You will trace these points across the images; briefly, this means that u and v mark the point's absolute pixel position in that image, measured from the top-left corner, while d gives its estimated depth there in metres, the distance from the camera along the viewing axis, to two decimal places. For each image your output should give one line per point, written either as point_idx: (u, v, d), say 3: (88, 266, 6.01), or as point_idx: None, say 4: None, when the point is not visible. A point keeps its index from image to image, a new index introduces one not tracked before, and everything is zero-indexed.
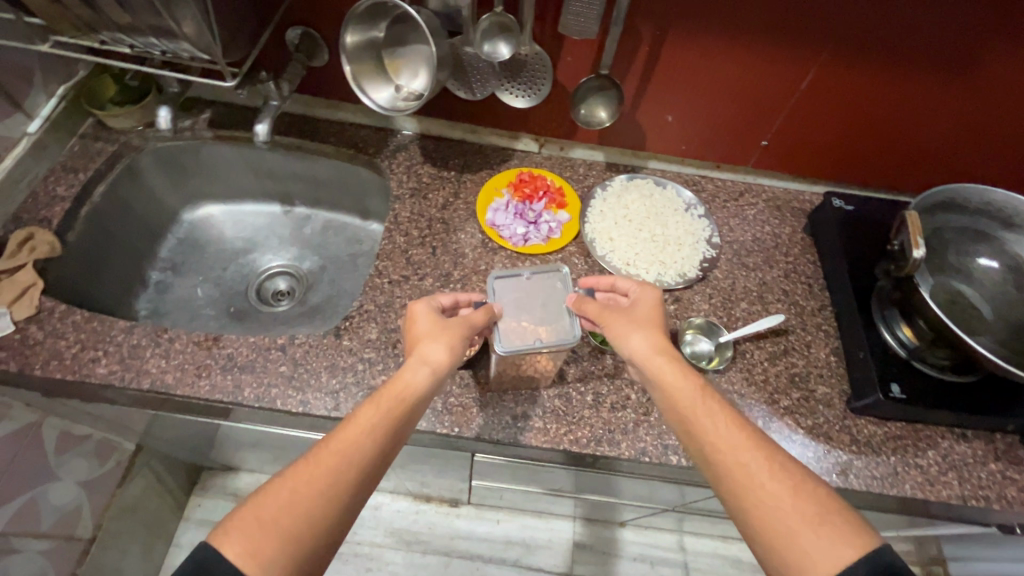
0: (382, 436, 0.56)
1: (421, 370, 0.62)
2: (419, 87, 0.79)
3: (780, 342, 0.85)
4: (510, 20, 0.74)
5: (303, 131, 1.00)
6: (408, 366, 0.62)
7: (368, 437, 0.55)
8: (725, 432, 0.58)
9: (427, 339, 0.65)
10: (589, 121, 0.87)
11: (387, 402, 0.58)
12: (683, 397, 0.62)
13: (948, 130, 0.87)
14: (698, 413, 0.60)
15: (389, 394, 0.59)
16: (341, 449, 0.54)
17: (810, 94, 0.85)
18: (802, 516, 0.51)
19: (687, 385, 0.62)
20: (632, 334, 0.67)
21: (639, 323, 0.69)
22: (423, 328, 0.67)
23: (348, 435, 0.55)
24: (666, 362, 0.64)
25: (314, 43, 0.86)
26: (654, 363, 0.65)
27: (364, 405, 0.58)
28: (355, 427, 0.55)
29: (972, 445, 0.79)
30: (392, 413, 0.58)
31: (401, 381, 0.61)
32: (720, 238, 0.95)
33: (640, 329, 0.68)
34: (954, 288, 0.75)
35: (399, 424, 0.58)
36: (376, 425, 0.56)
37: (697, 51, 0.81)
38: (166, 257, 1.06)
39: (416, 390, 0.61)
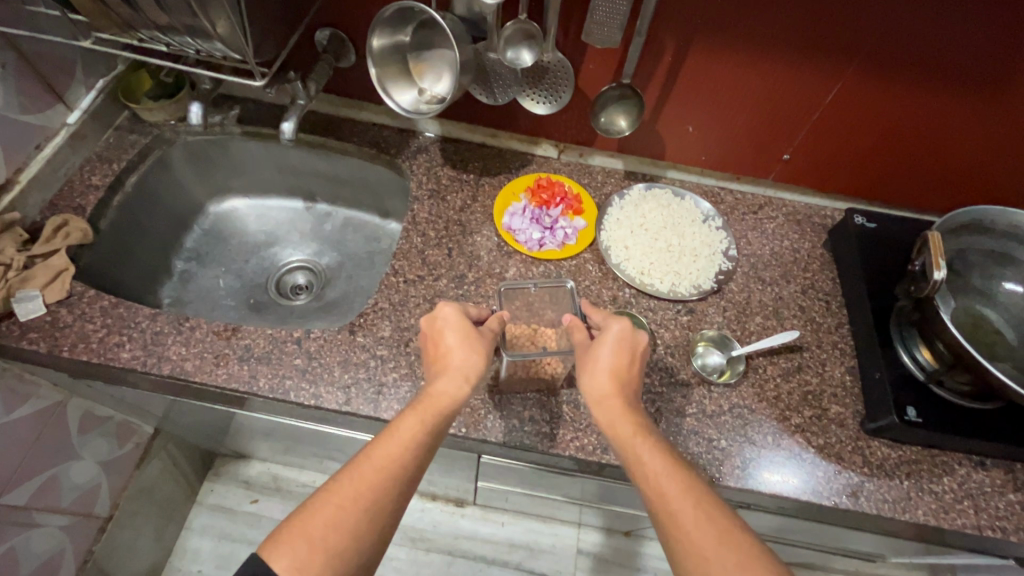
0: (422, 446, 0.57)
1: (456, 380, 0.63)
2: (442, 91, 0.80)
3: (794, 359, 0.84)
4: (534, 28, 0.75)
5: (327, 130, 1.02)
6: (445, 377, 0.63)
7: (411, 451, 0.56)
8: (657, 477, 0.57)
9: (456, 347, 0.66)
10: (608, 129, 0.87)
11: (428, 416, 0.59)
12: (626, 442, 0.61)
13: (975, 150, 0.85)
14: (637, 456, 0.59)
15: (428, 405, 0.60)
16: (383, 463, 0.54)
17: (835, 109, 0.84)
18: (725, 567, 0.50)
19: (626, 427, 0.62)
20: (586, 375, 0.66)
21: (592, 361, 0.67)
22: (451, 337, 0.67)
23: (390, 450, 0.55)
24: (610, 404, 0.64)
25: (341, 44, 0.88)
26: (600, 406, 0.64)
27: (404, 416, 0.58)
28: (397, 441, 0.56)
29: (990, 474, 0.77)
30: (431, 424, 0.58)
31: (437, 392, 0.61)
32: (737, 251, 0.94)
33: (589, 371, 0.66)
34: (977, 311, 0.73)
35: (437, 437, 0.59)
36: (419, 439, 0.57)
37: (718, 63, 0.81)
38: (191, 247, 1.09)
39: (454, 403, 0.61)
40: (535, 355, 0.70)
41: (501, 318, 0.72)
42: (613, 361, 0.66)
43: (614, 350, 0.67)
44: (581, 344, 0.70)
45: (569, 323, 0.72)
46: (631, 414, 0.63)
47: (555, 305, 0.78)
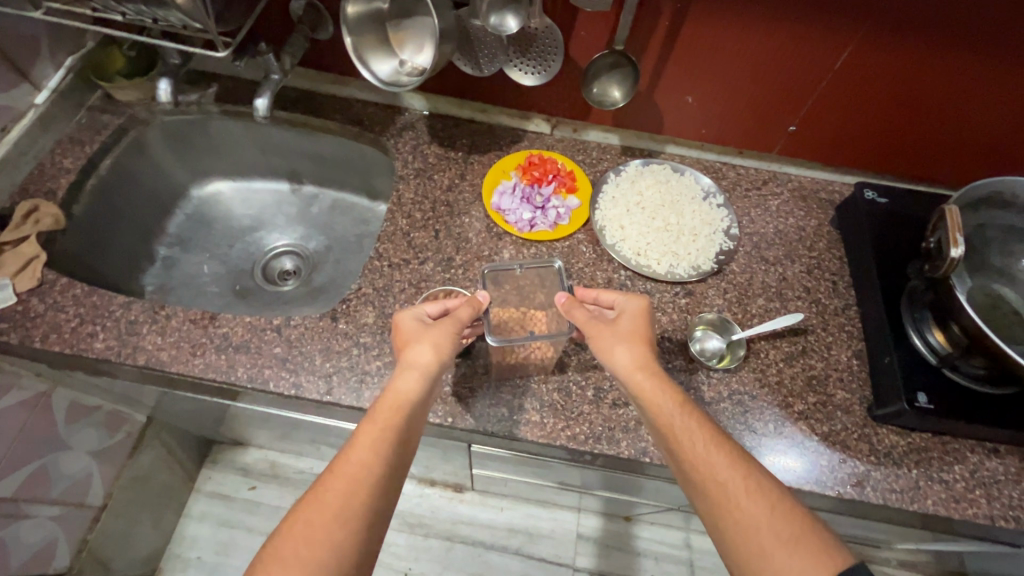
0: (385, 444, 0.54)
1: (411, 377, 0.60)
2: (424, 62, 0.75)
3: (798, 342, 0.80)
4: None
5: (308, 107, 0.97)
6: (399, 374, 0.60)
7: (372, 452, 0.53)
8: (705, 450, 0.55)
9: (411, 344, 0.63)
10: (601, 101, 0.80)
11: (383, 414, 0.57)
12: (670, 420, 0.58)
13: (995, 118, 0.79)
14: (680, 431, 0.57)
15: (384, 405, 0.57)
16: (343, 468, 0.52)
17: (844, 76, 0.78)
18: (779, 539, 0.49)
19: (668, 402, 0.59)
20: (619, 348, 0.63)
21: (621, 336, 0.65)
22: (406, 335, 0.64)
23: (351, 454, 0.53)
24: (649, 377, 0.61)
25: (318, 15, 0.82)
26: (637, 379, 0.61)
27: (361, 424, 0.56)
28: (356, 444, 0.54)
29: (1004, 462, 0.73)
30: (389, 422, 0.56)
31: (393, 391, 0.59)
32: (739, 229, 0.89)
33: (619, 346, 0.64)
34: (995, 291, 0.69)
35: (401, 431, 0.56)
36: (379, 438, 0.54)
37: (719, 28, 0.75)
38: (174, 232, 1.06)
39: (410, 396, 0.59)
40: (523, 339, 0.66)
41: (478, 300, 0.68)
42: (636, 333, 0.65)
43: (641, 322, 0.66)
44: (584, 322, 0.66)
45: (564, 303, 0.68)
46: (667, 383, 0.61)
47: (546, 286, 0.74)
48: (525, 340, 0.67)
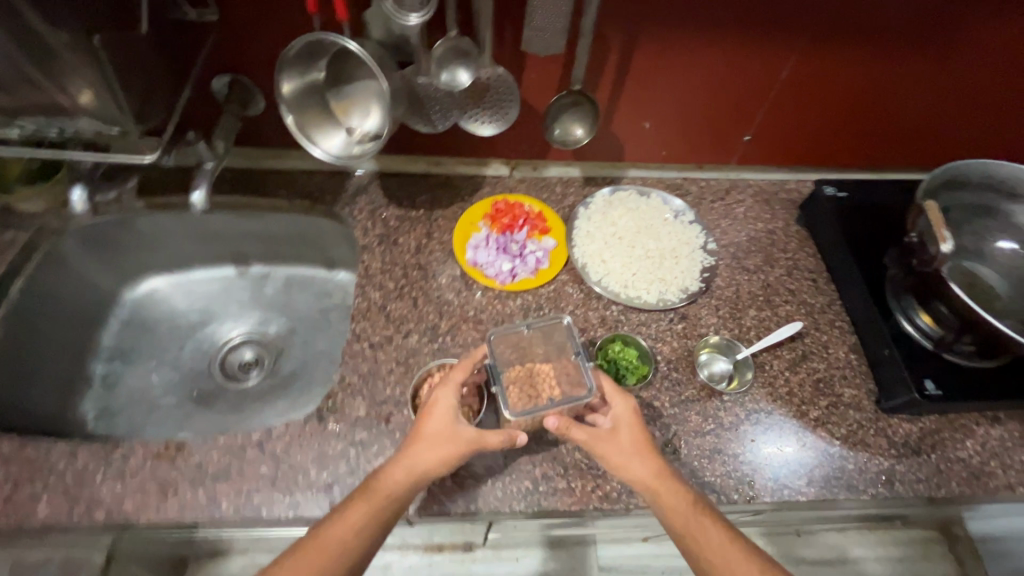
0: (368, 538, 0.56)
1: (405, 477, 0.58)
2: (374, 127, 0.69)
3: (798, 348, 0.80)
4: (467, 44, 0.66)
5: (248, 187, 0.89)
6: (398, 462, 0.59)
7: (350, 544, 0.55)
8: (722, 549, 0.58)
9: (423, 441, 0.61)
10: (565, 140, 0.78)
11: (374, 503, 0.57)
12: (687, 524, 0.58)
13: (928, 104, 0.84)
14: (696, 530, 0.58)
15: (376, 493, 0.58)
16: (316, 556, 0.55)
17: (790, 85, 0.80)
18: None
19: (686, 506, 0.59)
20: (623, 466, 0.61)
21: (623, 452, 0.61)
22: (430, 430, 0.61)
23: (330, 539, 0.55)
24: (661, 480, 0.60)
25: (247, 91, 0.72)
26: (651, 489, 0.60)
27: (350, 503, 0.57)
28: (339, 529, 0.56)
29: (1007, 428, 0.75)
30: (379, 516, 0.57)
31: (388, 479, 0.59)
32: (715, 243, 0.89)
33: (631, 461, 0.61)
34: (970, 270, 0.71)
35: (386, 524, 0.57)
36: (362, 532, 0.56)
37: (667, 55, 0.75)
38: (111, 344, 0.94)
39: (404, 492, 0.58)
40: (546, 407, 0.62)
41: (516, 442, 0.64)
42: (630, 447, 0.62)
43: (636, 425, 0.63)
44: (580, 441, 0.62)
45: (557, 426, 0.61)
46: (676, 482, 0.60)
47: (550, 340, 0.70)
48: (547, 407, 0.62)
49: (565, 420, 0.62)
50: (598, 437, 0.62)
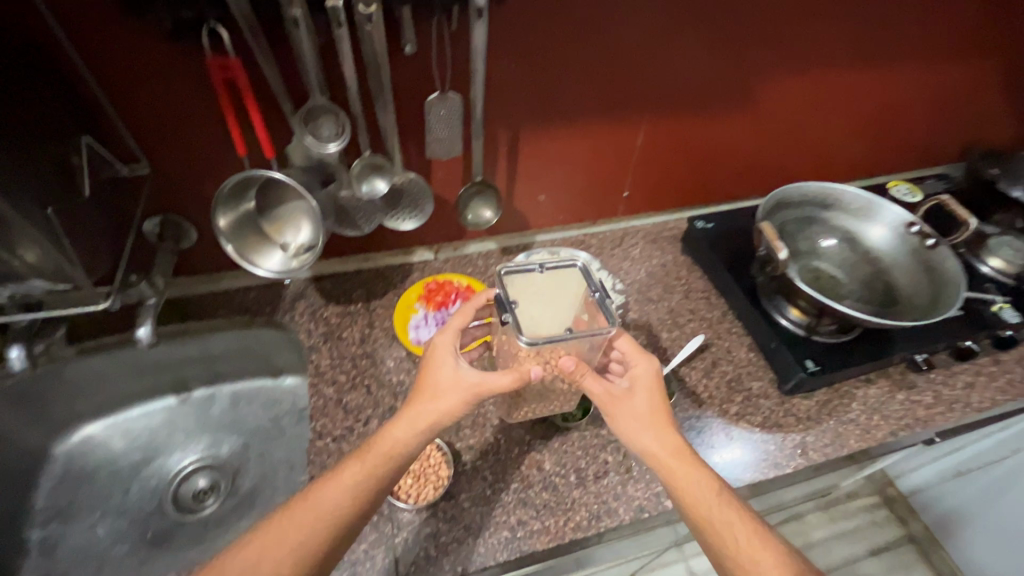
0: (360, 496, 0.60)
1: (413, 429, 0.64)
2: (308, 239, 0.77)
3: (707, 357, 0.94)
4: (381, 160, 0.77)
5: (185, 313, 0.93)
6: (398, 422, 0.65)
7: (341, 502, 0.60)
8: (738, 531, 0.61)
9: (428, 395, 0.66)
10: (478, 223, 0.92)
11: (370, 460, 0.62)
12: (699, 501, 0.63)
13: (753, 146, 1.06)
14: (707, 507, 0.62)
15: (374, 453, 0.63)
16: (311, 509, 0.59)
17: (648, 149, 0.99)
18: None
19: (706, 491, 0.63)
20: (648, 437, 0.66)
21: (639, 419, 0.67)
22: (434, 382, 0.66)
23: (326, 493, 0.60)
24: (678, 460, 0.65)
25: (178, 226, 0.78)
26: (666, 465, 0.65)
27: (347, 462, 0.63)
28: (335, 484, 0.61)
29: (879, 385, 0.92)
30: (374, 473, 0.62)
31: (386, 438, 0.64)
32: (621, 283, 1.04)
33: (656, 434, 0.66)
34: (815, 267, 0.90)
35: (379, 483, 0.62)
36: (354, 488, 0.60)
37: (547, 142, 0.91)
38: (47, 505, 0.90)
39: (402, 452, 0.63)
40: (563, 337, 0.63)
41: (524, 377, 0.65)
42: (645, 418, 0.67)
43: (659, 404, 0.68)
44: (597, 394, 0.68)
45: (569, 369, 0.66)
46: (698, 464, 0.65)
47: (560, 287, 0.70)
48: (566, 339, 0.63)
49: (579, 365, 0.67)
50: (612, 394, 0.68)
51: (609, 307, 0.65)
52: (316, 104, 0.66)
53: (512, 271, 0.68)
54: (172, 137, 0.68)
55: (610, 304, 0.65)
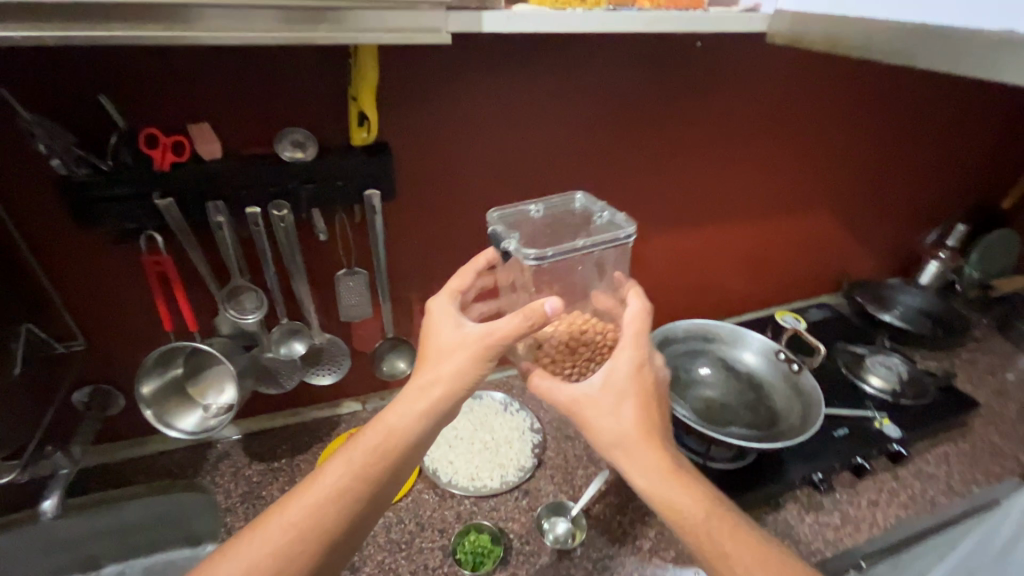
0: (357, 484, 0.62)
1: (412, 407, 0.65)
2: (228, 400, 0.84)
3: (621, 491, 0.97)
4: (299, 325, 0.87)
5: (105, 481, 0.93)
6: (399, 403, 0.65)
7: (340, 491, 0.61)
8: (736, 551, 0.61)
9: (436, 357, 0.66)
10: (394, 373, 1.01)
11: (367, 450, 0.63)
12: (691, 522, 0.62)
13: (648, 291, 1.21)
14: (697, 538, 0.62)
15: (373, 440, 0.64)
16: (307, 504, 0.60)
17: None
18: None
19: (703, 509, 0.63)
20: (628, 463, 0.65)
21: (642, 424, 0.65)
22: (442, 344, 0.66)
23: (321, 488, 0.61)
24: (665, 478, 0.64)
25: (107, 394, 0.84)
26: (653, 489, 0.64)
27: (343, 453, 0.64)
28: (330, 478, 0.62)
29: (788, 509, 0.95)
30: (373, 460, 0.63)
31: (384, 424, 0.65)
32: (540, 422, 1.09)
33: (638, 458, 0.64)
34: (704, 395, 0.98)
35: (380, 468, 0.63)
36: (352, 476, 0.62)
37: None
38: None
39: (402, 435, 0.64)
40: (578, 249, 0.67)
41: (534, 315, 0.62)
42: (623, 428, 0.65)
43: (640, 413, 0.65)
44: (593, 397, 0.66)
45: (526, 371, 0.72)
46: (687, 478, 0.65)
47: (564, 222, 0.78)
48: (584, 247, 0.68)
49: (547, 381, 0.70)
50: (580, 399, 0.66)
51: (618, 219, 0.73)
52: (236, 285, 0.78)
53: (507, 212, 0.76)
54: (109, 318, 0.79)
55: (619, 217, 0.73)
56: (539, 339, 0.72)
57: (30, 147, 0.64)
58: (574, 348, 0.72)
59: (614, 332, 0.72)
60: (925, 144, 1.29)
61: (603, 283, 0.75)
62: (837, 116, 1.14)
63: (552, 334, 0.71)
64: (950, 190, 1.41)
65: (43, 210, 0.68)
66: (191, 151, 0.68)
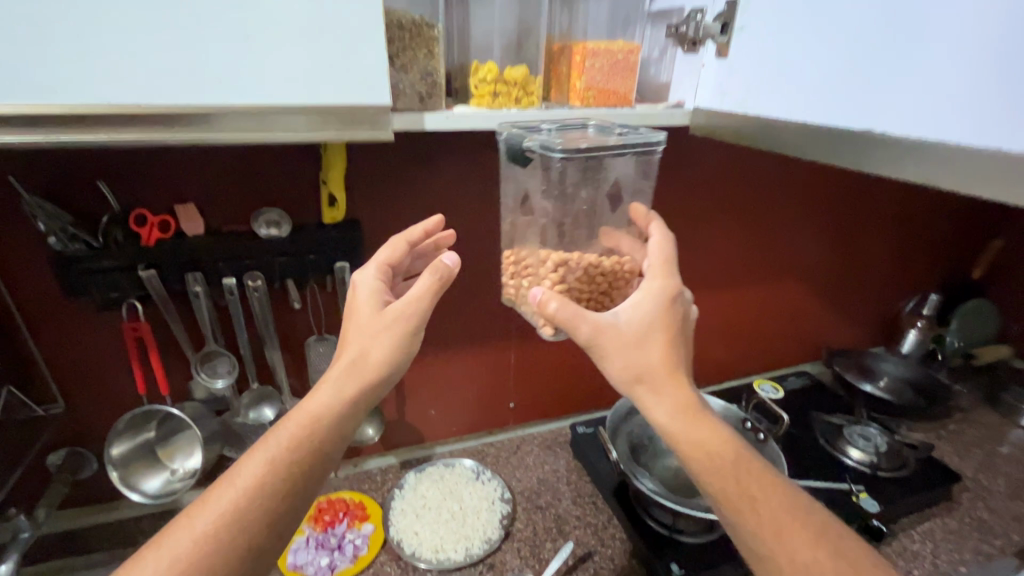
0: (303, 454, 0.56)
1: (336, 392, 0.59)
2: (194, 464, 0.86)
3: (589, 567, 0.94)
4: (270, 390, 0.91)
5: (67, 548, 0.93)
6: (323, 387, 0.59)
7: (292, 458, 0.55)
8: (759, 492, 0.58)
9: (353, 340, 0.62)
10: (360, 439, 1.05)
11: (306, 422, 0.57)
12: (719, 466, 0.58)
13: None
14: (722, 486, 0.58)
15: (310, 415, 0.58)
16: (265, 468, 0.54)
17: (523, 364, 1.15)
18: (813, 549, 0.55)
19: (721, 453, 0.59)
20: (653, 402, 0.59)
21: (655, 367, 0.59)
22: (360, 325, 0.62)
23: (272, 455, 0.55)
24: (687, 421, 0.60)
25: (80, 457, 0.87)
26: (674, 433, 0.60)
27: (288, 421, 0.57)
28: (281, 444, 0.55)
29: None
30: (308, 436, 0.56)
31: (316, 402, 0.58)
32: (510, 492, 1.08)
33: (663, 394, 0.59)
34: (672, 465, 0.98)
35: (318, 443, 0.57)
36: (298, 443, 0.56)
37: (430, 365, 1.07)
38: None
39: (326, 417, 0.58)
40: (608, 149, 0.58)
41: (440, 270, 0.61)
42: (645, 367, 0.59)
43: (666, 349, 0.60)
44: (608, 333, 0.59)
45: (540, 300, 0.59)
46: (709, 419, 0.61)
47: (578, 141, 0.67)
48: (614, 152, 0.59)
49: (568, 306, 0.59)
50: (604, 330, 0.59)
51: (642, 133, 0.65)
52: (212, 350, 0.83)
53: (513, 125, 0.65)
54: (88, 381, 0.83)
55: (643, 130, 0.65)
56: (562, 263, 0.62)
57: (30, 227, 0.71)
58: (594, 277, 0.64)
59: (632, 264, 0.66)
60: (891, 219, 1.32)
61: (616, 217, 0.66)
62: (802, 193, 1.18)
63: (576, 256, 0.63)
64: (922, 261, 1.43)
65: (35, 282, 0.74)
66: (177, 228, 0.75)
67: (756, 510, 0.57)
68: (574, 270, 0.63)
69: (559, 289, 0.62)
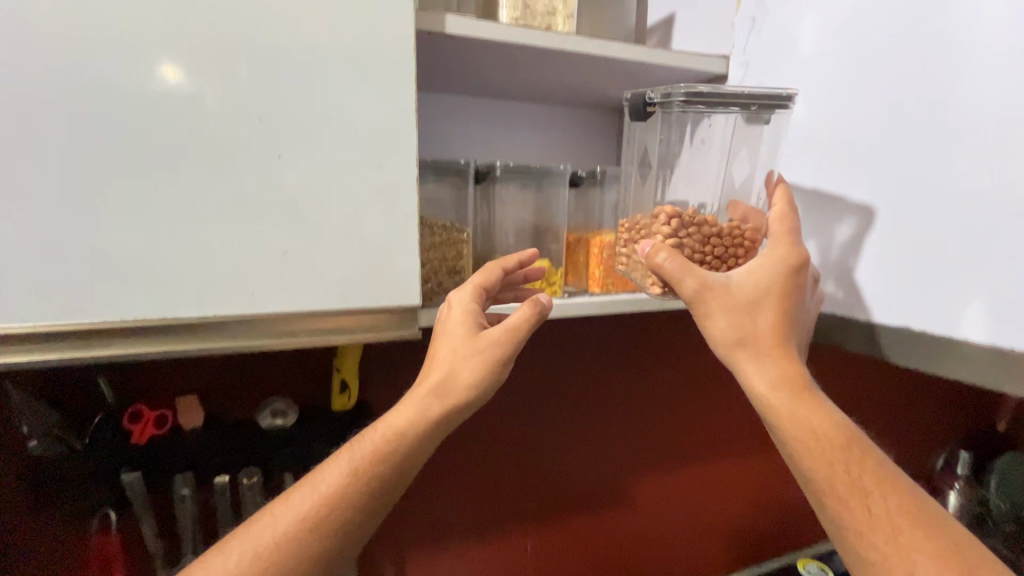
0: (373, 475, 0.50)
1: (414, 412, 0.52)
2: None
3: None
4: None
5: None
6: (405, 403, 0.53)
7: (358, 477, 0.49)
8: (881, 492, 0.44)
9: (444, 362, 0.53)
10: None
11: (380, 443, 0.51)
12: (828, 451, 0.46)
13: (649, 542, 1.09)
14: (828, 474, 0.45)
15: (385, 437, 0.51)
16: (329, 483, 0.49)
17: (540, 554, 1.01)
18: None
19: (839, 439, 0.46)
20: (754, 370, 0.50)
21: (761, 339, 0.50)
22: (451, 341, 0.54)
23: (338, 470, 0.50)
24: (791, 398, 0.48)
25: None
26: (774, 407, 0.48)
27: (359, 441, 0.52)
28: (347, 462, 0.50)
29: None
30: (379, 456, 0.50)
31: (394, 420, 0.52)
32: None
33: (767, 361, 0.50)
34: None
35: (389, 464, 0.50)
36: (368, 461, 0.50)
37: (435, 561, 0.93)
38: None
39: (404, 438, 0.51)
40: (735, 94, 0.53)
41: (534, 305, 0.55)
42: (750, 330, 0.50)
43: (777, 317, 0.50)
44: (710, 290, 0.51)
45: (647, 250, 0.53)
46: (821, 400, 0.49)
47: None
48: (741, 103, 0.54)
49: (676, 258, 0.51)
50: (712, 289, 0.51)
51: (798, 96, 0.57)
52: (185, 562, 0.71)
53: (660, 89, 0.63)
54: None
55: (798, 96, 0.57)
56: (676, 216, 0.56)
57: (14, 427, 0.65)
58: (710, 239, 0.56)
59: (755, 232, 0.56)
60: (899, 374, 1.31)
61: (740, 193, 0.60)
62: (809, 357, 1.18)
63: (692, 213, 0.57)
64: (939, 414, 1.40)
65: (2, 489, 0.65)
66: (173, 423, 0.69)
67: (870, 508, 0.43)
68: (688, 228, 0.56)
69: (672, 243, 0.55)
